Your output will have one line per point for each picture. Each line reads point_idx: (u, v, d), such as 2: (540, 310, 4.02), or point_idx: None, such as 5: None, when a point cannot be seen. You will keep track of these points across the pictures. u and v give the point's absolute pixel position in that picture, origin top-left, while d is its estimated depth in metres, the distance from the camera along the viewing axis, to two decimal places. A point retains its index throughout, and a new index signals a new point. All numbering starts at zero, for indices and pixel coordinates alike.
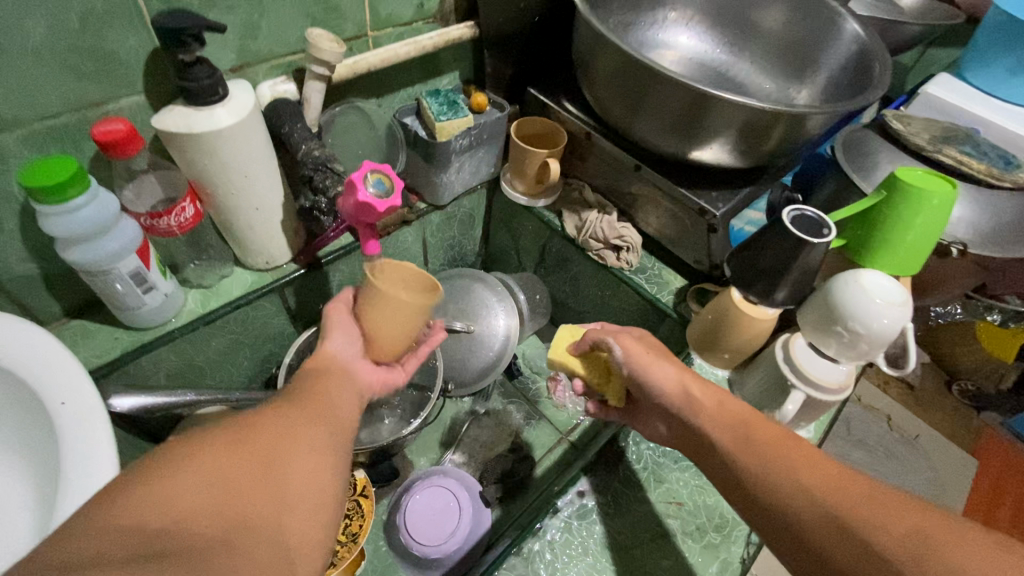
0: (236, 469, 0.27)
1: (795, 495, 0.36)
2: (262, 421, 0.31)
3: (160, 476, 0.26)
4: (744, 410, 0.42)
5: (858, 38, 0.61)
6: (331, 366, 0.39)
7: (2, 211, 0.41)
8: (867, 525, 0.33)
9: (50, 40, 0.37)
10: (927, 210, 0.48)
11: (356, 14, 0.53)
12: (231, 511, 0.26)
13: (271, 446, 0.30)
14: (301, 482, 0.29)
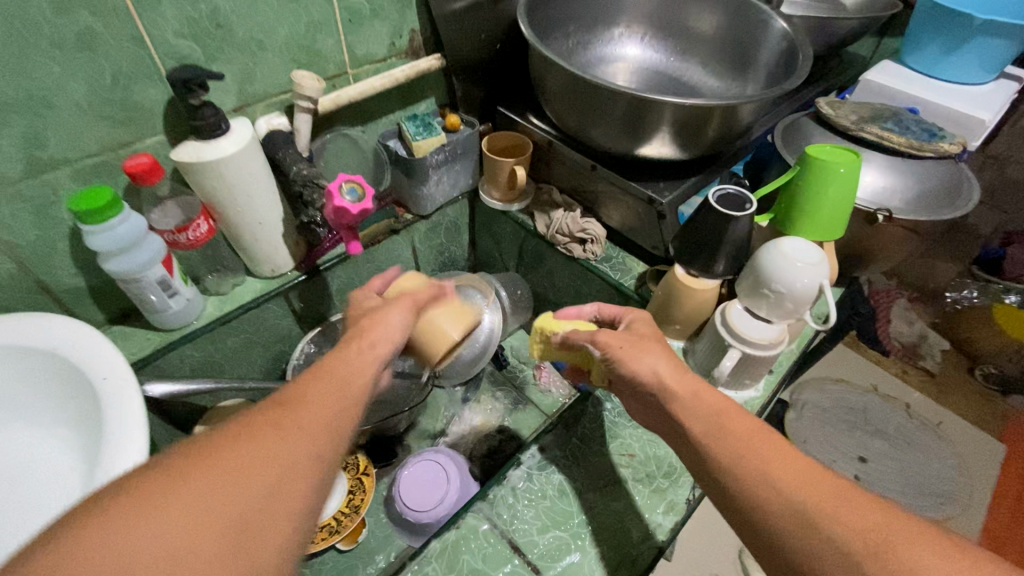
0: (197, 489, 0.27)
1: (748, 479, 0.37)
2: (269, 427, 0.31)
3: (135, 504, 0.25)
4: (721, 401, 0.42)
5: (788, 35, 0.67)
6: (353, 348, 0.39)
7: (56, 234, 0.52)
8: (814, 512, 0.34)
9: (90, 96, 0.47)
10: (837, 179, 0.53)
11: (336, 56, 0.63)
12: (221, 537, 0.26)
13: (254, 480, 0.29)
14: (276, 490, 0.29)
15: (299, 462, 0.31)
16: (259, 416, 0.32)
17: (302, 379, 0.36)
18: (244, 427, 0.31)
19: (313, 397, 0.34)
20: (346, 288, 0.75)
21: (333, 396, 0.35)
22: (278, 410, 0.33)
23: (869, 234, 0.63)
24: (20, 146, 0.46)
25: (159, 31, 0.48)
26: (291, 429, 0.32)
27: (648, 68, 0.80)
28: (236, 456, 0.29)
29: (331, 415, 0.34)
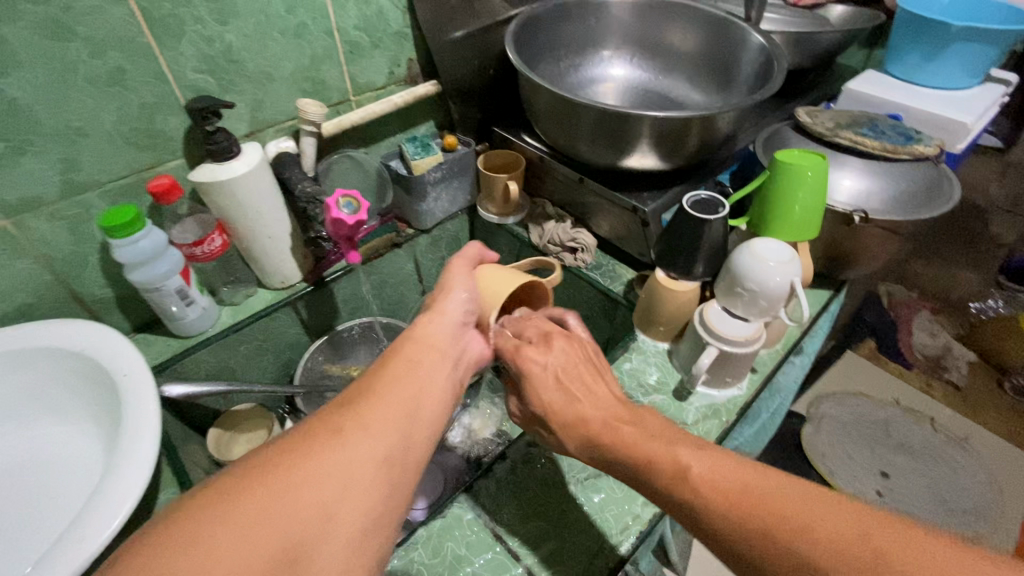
0: (277, 512, 0.31)
1: (715, 519, 0.36)
2: (334, 444, 0.35)
3: (222, 522, 0.29)
4: (629, 435, 0.43)
5: (766, 48, 0.71)
6: (415, 357, 0.44)
7: (88, 248, 0.58)
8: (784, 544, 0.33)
9: (118, 126, 0.54)
10: (806, 181, 0.56)
11: (339, 85, 0.69)
12: (296, 554, 0.30)
13: (307, 499, 0.32)
14: (351, 507, 0.33)
15: (352, 481, 0.34)
16: (316, 437, 0.35)
17: (353, 398, 0.39)
18: (300, 446, 0.34)
19: (367, 417, 0.37)
20: (352, 299, 0.80)
21: (387, 415, 0.38)
22: (331, 429, 0.36)
23: (849, 235, 0.65)
24: (58, 170, 0.52)
25: (179, 67, 0.55)
26: (344, 448, 0.35)
27: (634, 86, 0.84)
28: (293, 477, 0.32)
29: (383, 435, 0.37)
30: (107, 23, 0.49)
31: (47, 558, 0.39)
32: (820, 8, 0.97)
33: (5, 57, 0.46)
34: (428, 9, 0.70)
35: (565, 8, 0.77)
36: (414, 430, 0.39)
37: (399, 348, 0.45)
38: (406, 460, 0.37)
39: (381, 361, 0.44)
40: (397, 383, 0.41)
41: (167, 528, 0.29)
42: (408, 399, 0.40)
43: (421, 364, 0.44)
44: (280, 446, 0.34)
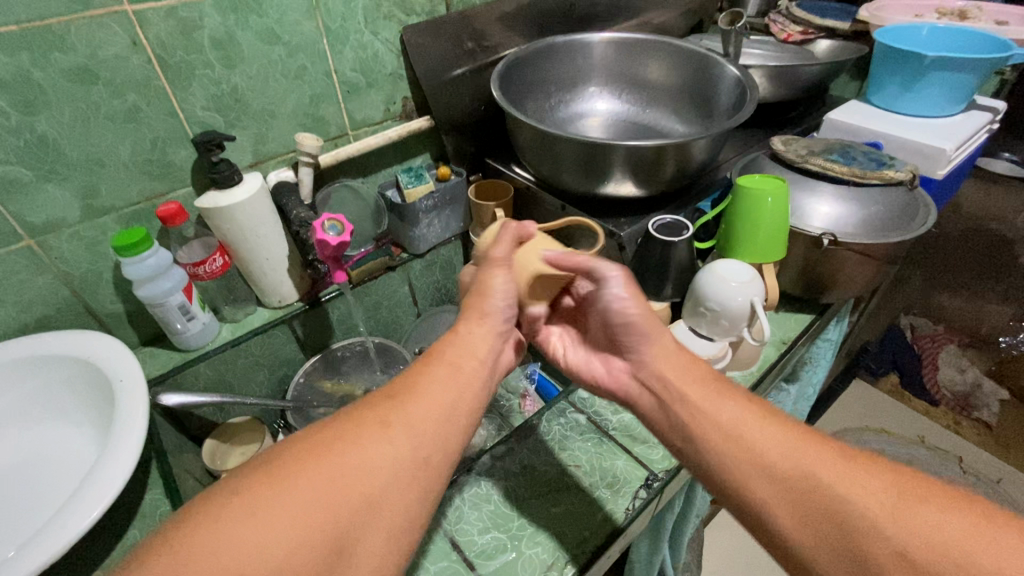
0: (329, 493, 0.36)
1: (760, 469, 0.41)
2: (379, 436, 0.39)
3: (282, 499, 0.34)
4: (707, 377, 0.48)
5: (743, 81, 0.74)
6: (457, 350, 0.48)
7: (103, 266, 0.64)
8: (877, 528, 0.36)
9: (134, 157, 0.61)
10: (768, 205, 0.57)
11: (337, 120, 0.76)
12: (343, 530, 0.35)
13: (355, 487, 0.37)
14: (392, 497, 0.38)
15: (392, 478, 0.38)
16: (365, 429, 0.40)
17: (398, 393, 0.43)
18: (349, 437, 0.39)
19: (409, 416, 0.41)
20: (348, 319, 0.84)
21: (428, 414, 0.42)
22: (379, 422, 0.40)
23: (821, 258, 0.65)
24: (79, 196, 0.59)
25: (190, 105, 0.62)
26: (388, 443, 0.39)
27: (617, 117, 0.88)
28: (343, 466, 0.37)
29: (423, 436, 0.41)
30: (127, 68, 0.56)
31: (30, 543, 0.43)
32: (808, 44, 1.01)
33: (37, 98, 0.53)
34: (420, 52, 0.77)
35: (549, 49, 0.83)
36: (452, 427, 0.43)
37: (446, 344, 0.49)
38: (441, 462, 0.41)
39: (427, 356, 0.47)
40: (437, 380, 0.45)
41: (236, 491, 0.34)
42: (448, 403, 0.44)
43: (464, 362, 0.47)
44: (332, 434, 0.39)
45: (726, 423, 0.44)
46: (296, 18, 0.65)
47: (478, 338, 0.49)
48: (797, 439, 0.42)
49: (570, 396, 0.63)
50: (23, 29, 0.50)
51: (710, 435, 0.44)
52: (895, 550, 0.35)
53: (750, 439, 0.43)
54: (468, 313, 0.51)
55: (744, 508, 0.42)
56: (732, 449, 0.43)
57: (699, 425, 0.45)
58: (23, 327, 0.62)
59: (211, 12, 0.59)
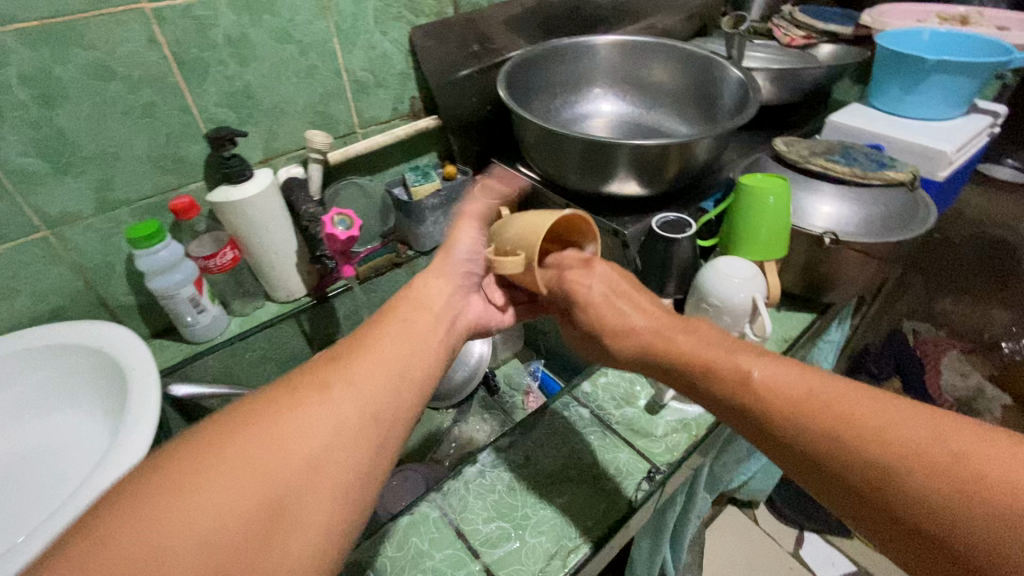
0: (266, 452, 0.34)
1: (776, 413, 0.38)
2: (321, 395, 0.38)
3: (211, 464, 0.32)
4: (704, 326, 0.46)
5: (747, 83, 0.75)
6: (401, 316, 0.47)
7: (116, 258, 0.65)
8: (927, 449, 0.33)
9: (149, 151, 0.62)
10: (769, 204, 0.58)
11: (346, 119, 0.77)
12: (287, 486, 0.33)
13: (296, 448, 0.35)
14: (340, 454, 0.36)
15: (341, 434, 0.37)
16: (311, 389, 0.38)
17: (347, 353, 0.42)
18: (293, 397, 0.37)
19: (358, 374, 0.40)
20: (354, 315, 0.85)
21: (375, 372, 0.41)
22: (323, 383, 0.39)
23: (823, 257, 0.66)
24: (95, 189, 0.60)
25: (204, 102, 0.63)
26: (337, 401, 0.38)
27: (621, 118, 0.89)
28: (290, 425, 0.35)
29: (372, 392, 0.40)
30: (144, 65, 0.58)
31: (43, 527, 0.44)
32: (811, 48, 1.03)
33: (56, 93, 0.54)
34: (429, 53, 0.78)
35: (554, 50, 0.84)
36: (403, 385, 0.42)
37: (400, 308, 0.48)
38: (395, 416, 0.40)
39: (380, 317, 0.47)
40: (386, 340, 0.44)
41: (170, 460, 0.32)
42: (401, 361, 0.43)
43: (415, 322, 0.47)
44: (274, 396, 0.37)
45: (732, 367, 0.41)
46: (308, 17, 0.66)
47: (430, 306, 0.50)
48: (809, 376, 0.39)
49: (574, 391, 0.64)
50: (45, 25, 0.51)
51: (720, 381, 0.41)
52: (934, 498, 0.31)
53: (783, 396, 0.38)
54: (427, 274, 0.54)
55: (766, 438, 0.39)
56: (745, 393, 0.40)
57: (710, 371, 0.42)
58: (37, 317, 0.63)
59: (226, 11, 0.60)
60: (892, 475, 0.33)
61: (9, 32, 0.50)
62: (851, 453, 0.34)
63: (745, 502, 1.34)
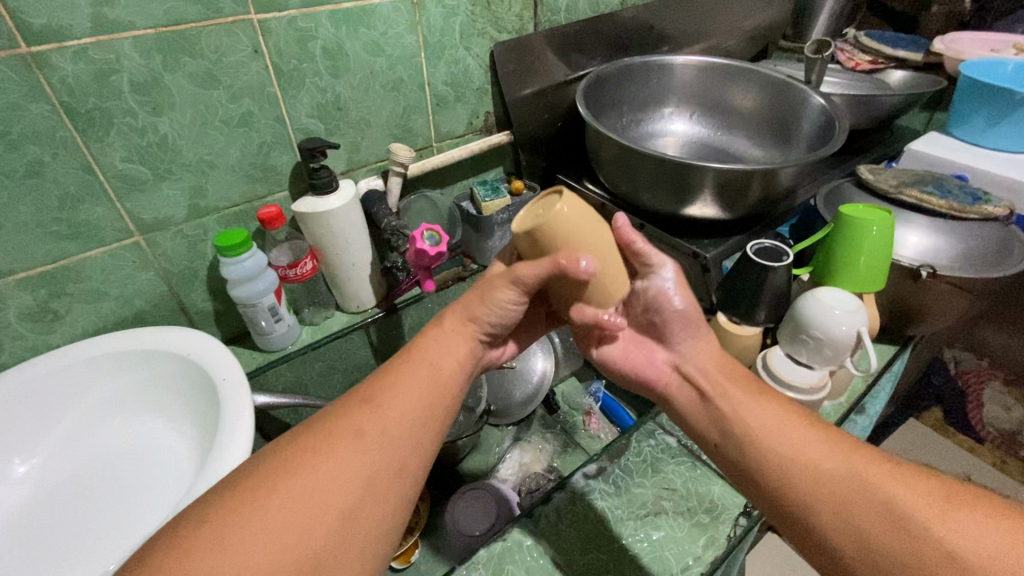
0: (301, 509, 0.34)
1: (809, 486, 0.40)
2: (349, 443, 0.38)
3: (249, 520, 0.33)
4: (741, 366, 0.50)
5: (829, 109, 0.74)
6: (424, 345, 0.46)
7: (200, 264, 0.65)
8: (923, 526, 0.36)
9: (241, 160, 0.62)
10: (871, 235, 0.57)
11: (425, 132, 0.77)
12: (321, 542, 0.34)
13: (329, 505, 0.35)
14: (368, 508, 0.36)
15: (367, 491, 0.37)
16: (341, 438, 0.38)
17: (373, 395, 0.41)
18: (321, 444, 0.38)
19: (384, 419, 0.40)
20: (417, 327, 0.84)
21: (402, 413, 0.41)
22: (352, 430, 0.39)
23: (916, 290, 0.64)
24: (188, 196, 0.60)
25: (296, 112, 0.63)
26: (367, 455, 0.38)
27: (695, 140, 0.89)
28: (324, 474, 0.36)
29: (398, 442, 0.39)
30: (246, 74, 0.58)
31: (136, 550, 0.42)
32: (878, 73, 1.02)
33: (163, 100, 0.54)
34: (508, 68, 0.78)
35: (630, 69, 0.84)
36: (429, 432, 0.42)
37: (424, 345, 0.47)
38: (418, 462, 0.40)
39: (405, 355, 0.45)
40: (413, 376, 0.43)
41: (201, 520, 0.33)
42: (427, 403, 0.42)
43: (447, 357, 0.46)
44: (306, 443, 0.38)
45: (763, 428, 0.44)
46: (399, 31, 0.66)
47: (457, 342, 0.47)
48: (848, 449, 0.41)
49: (658, 417, 0.62)
50: (159, 33, 0.51)
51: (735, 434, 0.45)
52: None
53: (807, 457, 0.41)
54: (453, 305, 0.50)
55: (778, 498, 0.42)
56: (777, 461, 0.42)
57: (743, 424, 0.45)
58: (121, 321, 0.63)
59: (327, 23, 0.61)
60: (888, 548, 0.37)
61: (127, 40, 0.50)
62: (850, 521, 0.38)
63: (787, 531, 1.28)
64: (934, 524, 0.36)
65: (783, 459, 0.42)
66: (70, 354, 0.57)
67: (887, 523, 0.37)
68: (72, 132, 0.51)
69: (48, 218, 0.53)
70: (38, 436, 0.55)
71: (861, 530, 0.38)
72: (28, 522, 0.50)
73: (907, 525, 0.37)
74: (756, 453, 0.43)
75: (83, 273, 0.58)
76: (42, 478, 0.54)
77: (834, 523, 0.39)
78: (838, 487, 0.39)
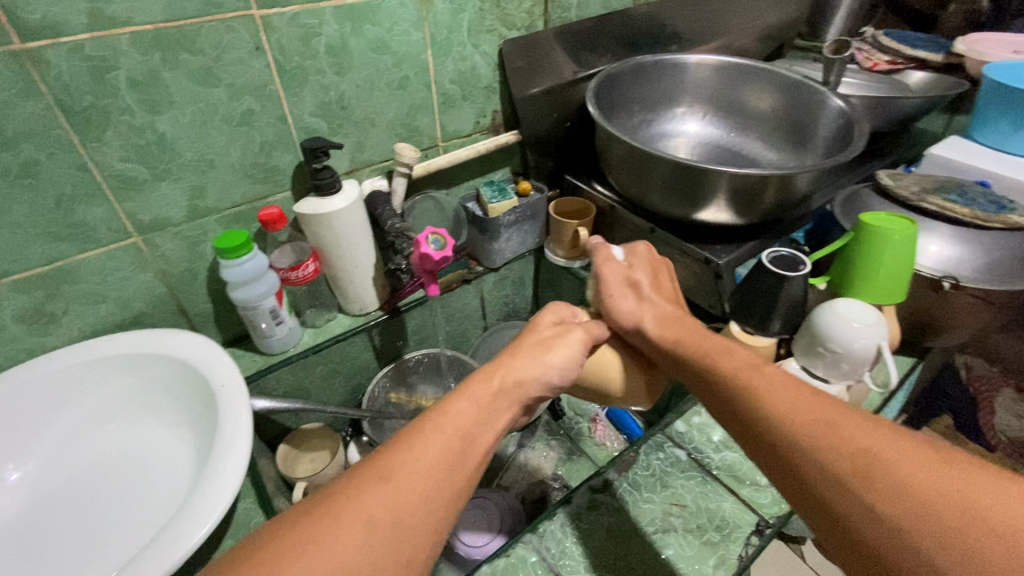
0: None
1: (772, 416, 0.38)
2: (353, 524, 0.33)
3: None
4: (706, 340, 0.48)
5: (847, 112, 0.72)
6: (446, 408, 0.41)
7: (199, 266, 0.64)
8: (888, 464, 0.32)
9: (242, 159, 0.60)
10: (892, 245, 0.55)
11: (430, 131, 0.75)
12: None
13: None
14: None
15: None
16: (349, 524, 0.33)
17: (387, 470, 0.36)
18: (325, 527, 0.32)
19: (397, 501, 0.34)
20: (420, 330, 0.83)
21: (418, 488, 0.35)
22: (359, 515, 0.33)
23: (937, 302, 0.62)
24: (188, 196, 0.59)
25: (299, 111, 0.62)
26: (372, 544, 0.32)
27: (708, 142, 0.87)
28: (327, 564, 0.31)
29: (412, 529, 0.34)
30: (248, 72, 0.56)
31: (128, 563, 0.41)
32: (897, 74, 0.99)
33: (162, 98, 0.53)
34: (516, 66, 0.76)
35: (642, 68, 0.82)
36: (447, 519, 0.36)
37: (453, 408, 0.41)
38: (429, 552, 0.35)
39: (427, 423, 0.40)
40: (435, 445, 0.38)
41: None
42: (449, 483, 0.37)
43: (476, 426, 0.41)
44: (308, 526, 0.32)
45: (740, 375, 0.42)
46: (405, 28, 0.65)
47: (489, 414, 0.42)
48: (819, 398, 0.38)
49: (668, 429, 0.60)
50: (158, 29, 0.50)
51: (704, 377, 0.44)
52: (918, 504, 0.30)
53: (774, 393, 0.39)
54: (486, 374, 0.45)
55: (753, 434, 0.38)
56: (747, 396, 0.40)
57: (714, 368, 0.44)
58: (119, 323, 0.62)
59: (331, 19, 0.59)
60: (840, 473, 0.33)
61: (124, 36, 0.48)
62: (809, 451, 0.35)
63: (792, 538, 1.25)
64: (902, 462, 0.32)
65: (756, 392, 0.39)
66: (66, 356, 0.56)
67: (848, 453, 0.34)
68: (67, 131, 0.49)
69: (43, 218, 0.52)
70: (31, 442, 0.54)
71: (820, 463, 0.34)
72: (19, 531, 0.49)
73: (870, 462, 0.33)
74: (739, 387, 0.41)
75: (80, 274, 0.56)
76: (36, 485, 0.52)
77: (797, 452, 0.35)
78: (804, 425, 0.36)
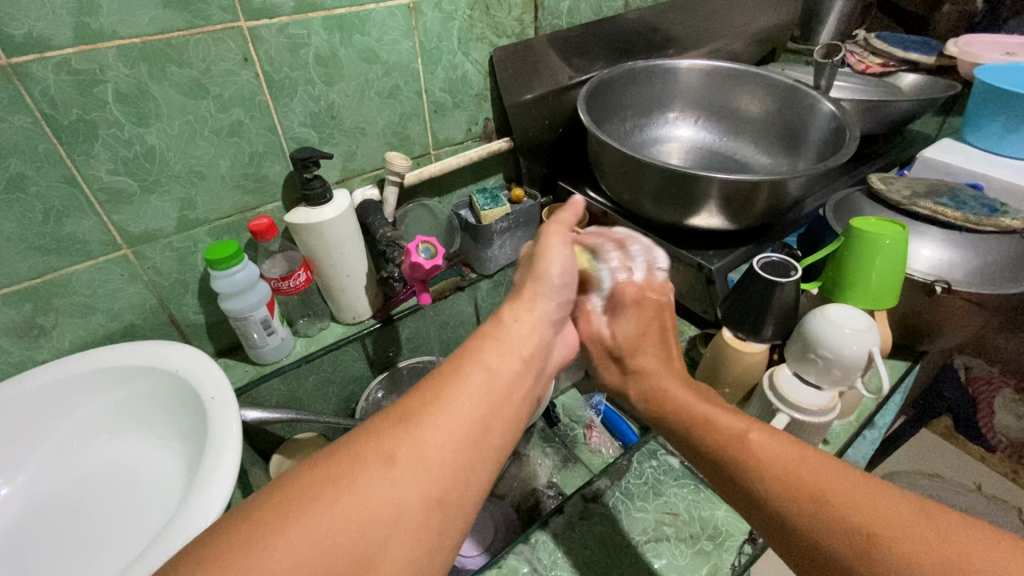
0: (311, 541, 0.28)
1: (766, 489, 0.37)
2: (374, 465, 0.32)
3: (247, 546, 0.27)
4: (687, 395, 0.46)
5: (837, 116, 0.72)
6: (468, 348, 0.41)
7: (190, 277, 0.64)
8: (890, 540, 0.32)
9: (232, 169, 0.60)
10: (882, 250, 0.55)
11: (421, 139, 0.75)
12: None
13: (342, 535, 0.29)
14: (395, 548, 0.30)
15: (395, 527, 0.31)
16: (365, 472, 0.31)
17: (413, 413, 0.35)
18: (345, 472, 0.31)
19: (423, 443, 0.33)
20: (414, 338, 0.83)
21: (444, 424, 0.35)
22: (383, 455, 0.33)
23: (930, 306, 0.61)
24: (177, 207, 0.59)
25: (289, 121, 0.62)
26: (396, 482, 0.32)
27: (699, 147, 0.87)
28: (346, 512, 0.30)
29: (438, 469, 0.33)
30: (236, 83, 0.56)
31: None
32: (889, 76, 0.99)
33: (150, 111, 0.53)
34: (508, 73, 0.76)
35: (634, 74, 0.82)
36: (477, 456, 0.35)
37: (479, 350, 0.40)
38: (460, 497, 0.34)
39: (454, 364, 0.39)
40: (461, 386, 0.37)
41: (196, 558, 0.27)
42: (475, 427, 0.36)
43: (504, 361, 0.40)
44: (327, 469, 0.32)
45: (731, 434, 0.40)
46: (395, 37, 0.65)
47: (516, 351, 0.41)
48: (814, 464, 0.36)
49: (661, 436, 0.60)
50: (145, 42, 0.50)
51: (699, 432, 0.42)
52: None
53: (772, 461, 0.37)
54: (513, 308, 0.45)
55: (752, 500, 0.38)
56: (740, 458, 0.39)
57: (707, 428, 0.42)
58: (110, 334, 0.62)
59: (319, 30, 0.59)
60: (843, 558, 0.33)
61: (111, 49, 0.48)
62: (815, 532, 0.34)
63: None
64: (905, 545, 0.31)
65: (747, 457, 0.38)
66: (55, 369, 0.55)
67: (851, 532, 0.33)
68: (55, 145, 0.49)
69: (31, 232, 0.52)
70: (19, 457, 0.53)
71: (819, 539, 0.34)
72: (8, 547, 0.49)
73: (872, 541, 0.32)
74: (732, 453, 0.39)
75: (69, 287, 0.56)
76: (25, 499, 0.52)
77: (803, 534, 0.35)
78: (791, 498, 0.35)
